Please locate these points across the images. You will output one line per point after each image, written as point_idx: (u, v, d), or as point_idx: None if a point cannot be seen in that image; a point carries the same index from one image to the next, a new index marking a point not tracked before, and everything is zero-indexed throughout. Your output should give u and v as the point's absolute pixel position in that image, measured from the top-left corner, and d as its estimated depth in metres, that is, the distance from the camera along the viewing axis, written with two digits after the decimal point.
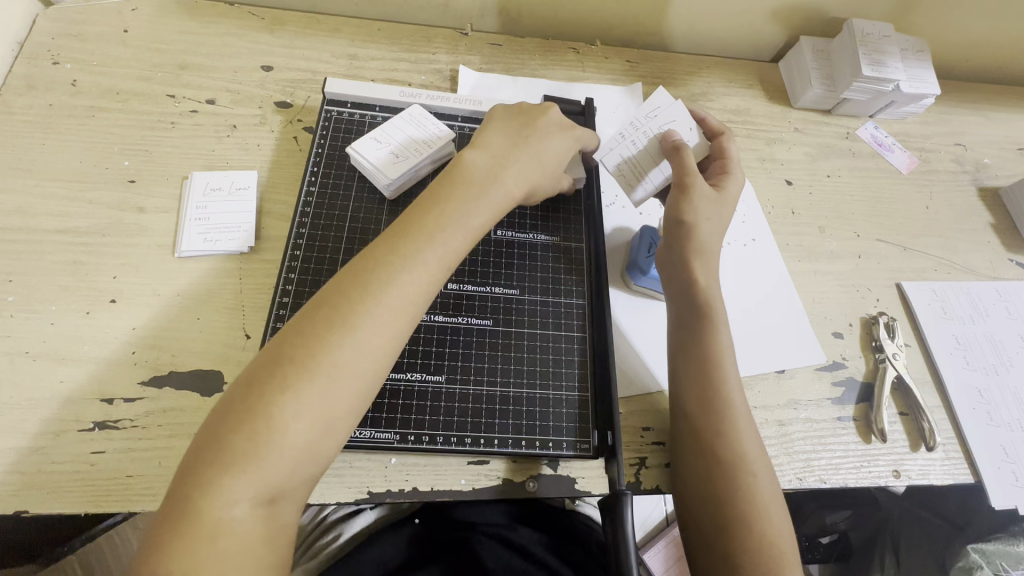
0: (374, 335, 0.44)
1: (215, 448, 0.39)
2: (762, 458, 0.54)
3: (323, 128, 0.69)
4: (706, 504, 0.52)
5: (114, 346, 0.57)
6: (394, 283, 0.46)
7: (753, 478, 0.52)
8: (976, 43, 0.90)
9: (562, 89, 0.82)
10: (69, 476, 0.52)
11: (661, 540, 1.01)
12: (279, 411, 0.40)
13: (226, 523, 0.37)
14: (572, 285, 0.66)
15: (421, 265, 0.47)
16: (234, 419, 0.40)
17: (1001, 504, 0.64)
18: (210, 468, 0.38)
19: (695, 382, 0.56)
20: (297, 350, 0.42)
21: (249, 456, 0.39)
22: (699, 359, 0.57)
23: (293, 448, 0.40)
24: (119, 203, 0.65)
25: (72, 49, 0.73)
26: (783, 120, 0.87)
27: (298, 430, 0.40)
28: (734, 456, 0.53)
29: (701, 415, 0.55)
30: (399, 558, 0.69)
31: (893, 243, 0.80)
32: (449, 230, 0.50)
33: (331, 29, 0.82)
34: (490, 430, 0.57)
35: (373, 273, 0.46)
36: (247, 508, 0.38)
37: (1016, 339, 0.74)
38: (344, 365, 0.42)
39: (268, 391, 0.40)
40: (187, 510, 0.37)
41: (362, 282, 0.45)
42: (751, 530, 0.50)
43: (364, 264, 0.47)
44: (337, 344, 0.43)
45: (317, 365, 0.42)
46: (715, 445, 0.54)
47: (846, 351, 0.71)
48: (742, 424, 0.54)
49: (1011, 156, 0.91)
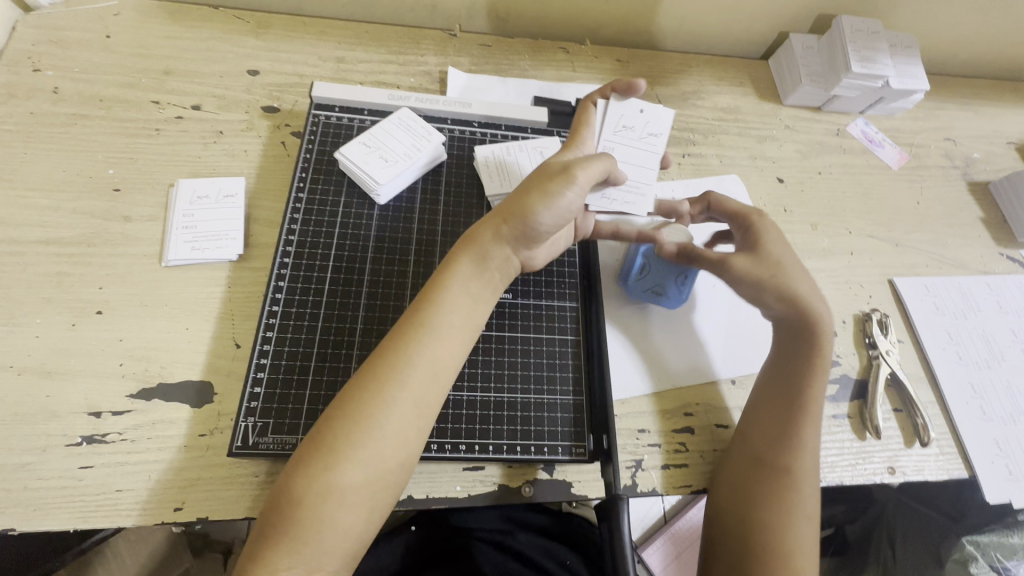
0: (415, 386, 0.49)
1: (283, 499, 0.45)
2: (805, 485, 0.56)
3: (310, 133, 0.68)
4: (736, 515, 0.56)
5: (101, 358, 0.57)
6: (424, 348, 0.51)
7: (802, 517, 0.54)
8: (963, 39, 0.91)
9: (553, 89, 0.82)
10: (57, 492, 0.51)
11: (661, 537, 1.01)
12: (337, 451, 0.46)
13: (294, 546, 0.43)
14: (565, 288, 0.65)
15: (443, 332, 0.52)
16: (294, 475, 0.46)
17: (996, 498, 0.64)
18: (277, 516, 0.45)
19: (769, 412, 0.59)
20: (351, 396, 0.48)
21: (313, 490, 0.45)
22: (780, 391, 0.59)
23: (348, 482, 0.45)
24: (105, 212, 0.64)
25: (53, 55, 0.72)
26: (773, 117, 0.87)
27: (352, 467, 0.46)
28: (793, 483, 0.55)
29: (759, 443, 0.58)
30: (395, 567, 0.70)
31: (885, 239, 0.81)
32: (473, 288, 0.54)
33: (318, 32, 0.81)
34: (485, 437, 0.56)
35: (407, 342, 0.51)
36: (313, 534, 0.44)
37: (1008, 333, 0.74)
38: (389, 410, 0.48)
39: (328, 431, 0.47)
40: (262, 552, 0.43)
41: (400, 350, 0.50)
42: (778, 536, 0.53)
43: (400, 333, 0.51)
44: (384, 392, 0.48)
45: (365, 411, 0.47)
46: (771, 469, 0.56)
47: (840, 348, 0.71)
48: (792, 459, 0.57)
49: (999, 150, 0.91)
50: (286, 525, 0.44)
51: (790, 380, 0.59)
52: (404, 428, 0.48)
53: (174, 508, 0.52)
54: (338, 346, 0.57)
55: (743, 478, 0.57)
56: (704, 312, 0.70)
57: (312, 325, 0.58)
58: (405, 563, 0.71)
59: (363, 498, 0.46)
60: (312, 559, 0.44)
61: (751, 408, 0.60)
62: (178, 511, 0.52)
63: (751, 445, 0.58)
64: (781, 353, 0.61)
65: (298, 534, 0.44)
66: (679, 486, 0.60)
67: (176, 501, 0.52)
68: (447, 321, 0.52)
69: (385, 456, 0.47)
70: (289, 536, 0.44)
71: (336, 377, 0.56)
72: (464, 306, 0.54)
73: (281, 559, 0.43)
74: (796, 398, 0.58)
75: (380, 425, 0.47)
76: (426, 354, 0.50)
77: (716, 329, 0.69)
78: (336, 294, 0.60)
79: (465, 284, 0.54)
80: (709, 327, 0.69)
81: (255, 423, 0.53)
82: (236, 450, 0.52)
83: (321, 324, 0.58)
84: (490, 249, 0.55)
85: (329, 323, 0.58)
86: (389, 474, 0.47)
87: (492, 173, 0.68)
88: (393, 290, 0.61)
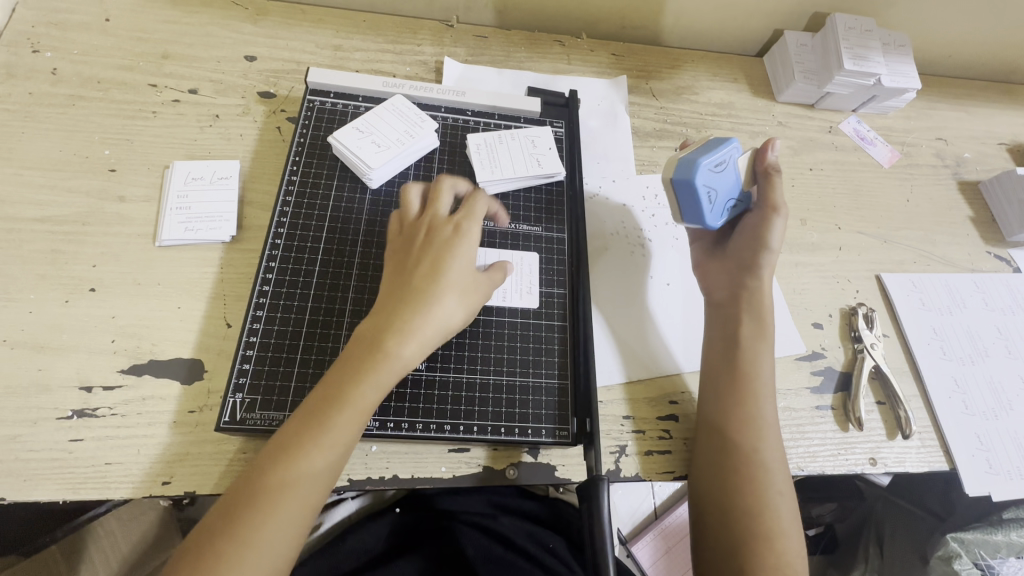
0: (353, 423, 0.49)
1: (232, 516, 0.45)
2: (786, 486, 0.57)
3: (305, 117, 0.69)
4: (719, 505, 0.56)
5: (93, 334, 0.57)
6: (366, 385, 0.50)
7: (777, 500, 0.55)
8: (956, 42, 0.92)
9: (547, 82, 0.83)
10: (46, 463, 0.52)
11: (650, 533, 1.02)
12: (285, 479, 0.46)
13: (239, 565, 0.43)
14: (554, 275, 0.66)
15: (384, 374, 0.51)
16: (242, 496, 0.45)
17: (975, 490, 0.65)
18: (224, 535, 0.44)
19: (726, 402, 0.60)
20: (303, 430, 0.48)
21: (261, 519, 0.45)
22: (726, 379, 0.61)
23: (296, 511, 0.46)
24: (100, 191, 0.65)
25: (53, 37, 0.73)
26: (766, 113, 0.88)
27: (303, 493, 0.46)
28: (761, 472, 0.56)
29: (722, 432, 0.58)
30: (378, 548, 0.72)
31: (874, 235, 0.81)
32: (438, 324, 0.53)
33: (316, 19, 0.82)
34: (470, 418, 0.57)
35: (353, 381, 0.50)
36: (251, 560, 0.44)
37: (993, 331, 0.75)
38: (339, 445, 0.48)
39: (279, 464, 0.46)
40: (213, 559, 0.43)
41: (347, 385, 0.49)
42: (761, 525, 0.54)
43: (349, 368, 0.50)
44: (330, 429, 0.48)
45: (316, 447, 0.47)
46: (738, 459, 0.57)
47: (825, 341, 0.72)
48: (768, 454, 0.57)
49: (990, 150, 0.92)
50: (228, 547, 0.44)
51: (743, 366, 0.61)
52: (344, 459, 0.49)
53: (162, 482, 0.53)
54: (327, 325, 0.58)
55: (714, 469, 0.58)
56: (661, 304, 0.70)
57: (303, 306, 0.59)
58: (390, 542, 0.73)
59: (298, 527, 0.46)
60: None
61: (710, 399, 0.61)
62: (165, 485, 0.53)
63: (721, 435, 0.58)
64: (730, 338, 0.63)
65: (240, 556, 0.43)
66: (661, 471, 0.61)
67: (164, 476, 0.53)
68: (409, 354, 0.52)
69: (325, 483, 0.47)
70: (225, 563, 0.43)
71: (324, 357, 0.57)
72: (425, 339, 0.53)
73: (229, 568, 0.43)
74: (749, 383, 0.60)
75: (325, 457, 0.47)
76: (370, 395, 0.50)
77: (680, 322, 0.69)
78: (326, 275, 0.61)
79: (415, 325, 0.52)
80: (671, 321, 0.69)
81: (243, 400, 0.54)
82: (224, 425, 0.53)
83: (311, 303, 0.59)
84: (438, 295, 0.53)
85: (319, 303, 0.59)
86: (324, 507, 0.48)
87: (482, 155, 0.68)
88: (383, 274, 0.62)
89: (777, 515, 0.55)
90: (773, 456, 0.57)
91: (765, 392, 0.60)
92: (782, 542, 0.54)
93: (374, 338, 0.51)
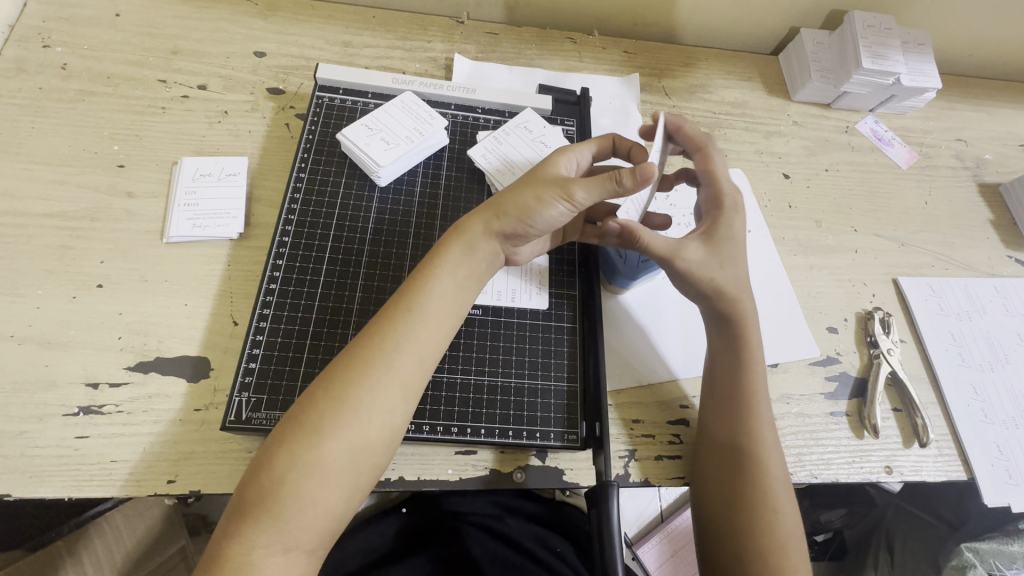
0: (403, 368, 0.48)
1: (263, 479, 0.44)
2: (787, 498, 0.55)
3: (314, 114, 0.69)
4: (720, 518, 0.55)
5: (101, 331, 0.57)
6: (405, 332, 0.49)
7: (778, 514, 0.53)
8: (977, 41, 0.90)
9: (559, 79, 0.82)
10: (52, 460, 0.51)
11: (656, 536, 1.00)
12: (323, 432, 0.45)
13: (276, 527, 0.42)
14: (564, 275, 0.65)
15: (422, 317, 0.50)
16: (272, 454, 0.44)
17: (994, 501, 0.63)
18: (256, 503, 0.43)
19: (732, 419, 0.57)
20: (333, 377, 0.47)
21: (301, 476, 0.44)
22: (729, 392, 0.58)
23: (335, 463, 0.45)
24: (108, 187, 0.64)
25: (64, 32, 0.73)
26: (782, 113, 0.86)
27: (340, 446, 0.45)
28: (763, 485, 0.54)
29: (727, 441, 0.56)
30: (384, 547, 0.72)
31: (890, 238, 0.80)
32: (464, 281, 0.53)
33: (326, 15, 0.81)
34: (478, 420, 0.56)
35: (387, 330, 0.49)
36: (292, 513, 0.43)
37: (1014, 337, 0.73)
38: (375, 391, 0.47)
39: (310, 411, 0.46)
40: (245, 523, 0.42)
41: (383, 332, 0.49)
42: (763, 539, 0.52)
43: (384, 320, 0.50)
44: (371, 375, 0.47)
45: (353, 393, 0.46)
46: (737, 471, 0.55)
47: (840, 346, 0.71)
48: (769, 468, 0.55)
49: (1012, 152, 0.90)
50: (263, 504, 0.43)
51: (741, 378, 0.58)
52: (390, 407, 0.47)
53: (167, 481, 0.52)
54: (334, 325, 0.58)
55: (719, 482, 0.56)
56: (669, 304, 0.69)
57: (309, 304, 0.58)
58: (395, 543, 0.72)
59: (344, 475, 0.45)
60: (294, 540, 0.43)
61: (711, 412, 0.59)
62: (170, 484, 0.52)
63: (725, 449, 0.56)
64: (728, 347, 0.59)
65: (277, 511, 0.43)
66: (670, 477, 0.60)
67: (169, 474, 0.52)
68: (435, 308, 0.51)
69: (371, 433, 0.46)
70: (257, 527, 0.42)
71: (332, 356, 0.56)
72: (453, 295, 0.52)
73: (258, 538, 0.42)
74: (749, 395, 0.57)
75: (366, 404, 0.46)
76: (412, 337, 0.49)
77: (690, 325, 0.68)
78: (334, 274, 0.60)
79: (455, 270, 0.53)
80: (681, 323, 0.68)
81: (249, 399, 0.54)
82: (230, 424, 0.52)
83: (318, 302, 0.58)
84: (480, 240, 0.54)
85: (326, 302, 0.59)
86: (373, 456, 0.46)
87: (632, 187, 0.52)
88: (391, 272, 0.61)
89: (781, 531, 0.53)
90: (775, 468, 0.55)
91: (764, 401, 0.58)
92: (782, 557, 0.52)
93: (401, 298, 0.51)
